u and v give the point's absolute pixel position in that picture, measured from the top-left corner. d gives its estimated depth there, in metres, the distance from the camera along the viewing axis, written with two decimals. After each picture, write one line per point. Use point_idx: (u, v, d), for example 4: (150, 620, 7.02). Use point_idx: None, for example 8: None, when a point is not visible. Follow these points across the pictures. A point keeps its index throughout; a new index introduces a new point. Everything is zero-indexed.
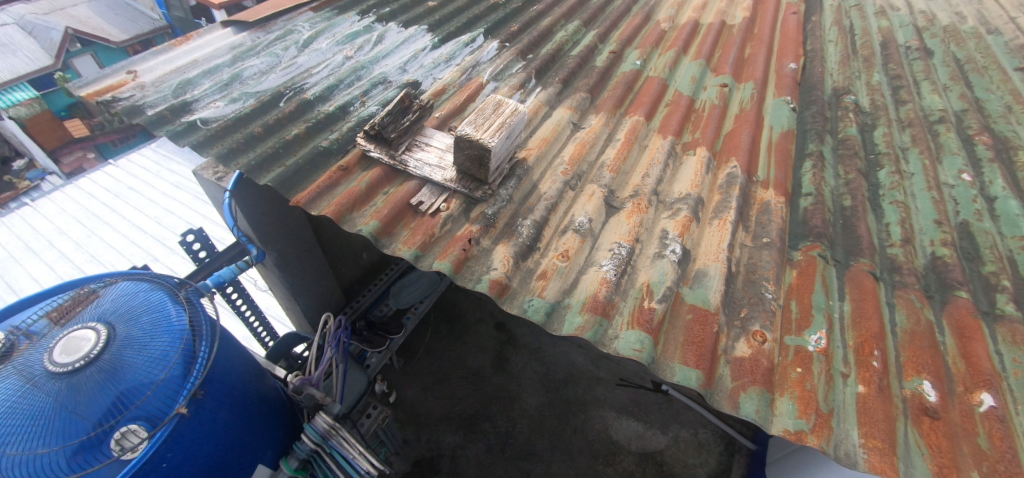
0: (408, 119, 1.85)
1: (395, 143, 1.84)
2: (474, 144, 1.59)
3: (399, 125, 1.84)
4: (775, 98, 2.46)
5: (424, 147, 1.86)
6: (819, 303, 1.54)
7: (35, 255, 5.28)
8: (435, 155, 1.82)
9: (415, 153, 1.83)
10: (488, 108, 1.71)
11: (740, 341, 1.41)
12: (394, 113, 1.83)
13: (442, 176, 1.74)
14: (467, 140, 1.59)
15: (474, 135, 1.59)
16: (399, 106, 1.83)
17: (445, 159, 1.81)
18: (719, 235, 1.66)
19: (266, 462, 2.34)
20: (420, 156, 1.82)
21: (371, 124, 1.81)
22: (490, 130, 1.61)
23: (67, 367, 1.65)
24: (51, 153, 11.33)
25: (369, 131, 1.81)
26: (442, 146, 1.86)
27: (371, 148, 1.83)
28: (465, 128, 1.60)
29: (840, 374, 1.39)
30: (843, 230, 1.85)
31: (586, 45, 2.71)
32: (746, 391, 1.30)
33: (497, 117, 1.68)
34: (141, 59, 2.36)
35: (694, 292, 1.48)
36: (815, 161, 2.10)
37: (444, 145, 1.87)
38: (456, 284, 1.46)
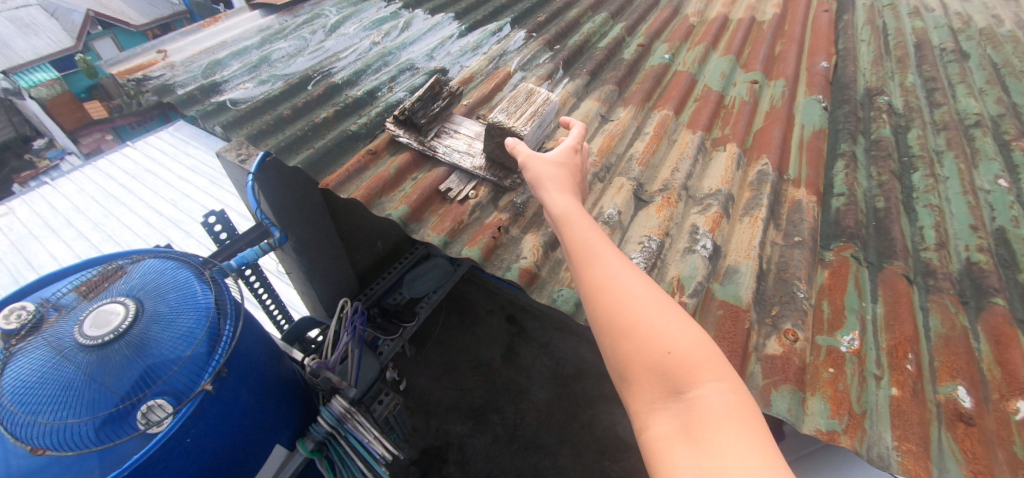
0: (438, 105, 1.84)
1: (425, 129, 1.83)
2: (506, 132, 1.59)
3: (430, 110, 1.83)
4: (806, 97, 2.41)
5: (454, 134, 1.85)
6: (852, 304, 1.51)
7: (56, 232, 5.38)
8: (464, 142, 1.82)
9: (444, 140, 1.83)
10: (520, 97, 1.73)
11: (771, 339, 1.40)
12: (424, 99, 1.82)
13: (471, 162, 1.73)
14: (500, 127, 1.58)
15: (506, 122, 1.59)
16: (430, 93, 1.83)
17: (474, 147, 1.80)
18: (751, 232, 1.64)
19: (284, 442, 2.36)
20: (448, 143, 1.81)
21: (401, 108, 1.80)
22: (522, 119, 1.63)
23: (97, 340, 1.68)
24: (71, 134, 11.56)
25: (399, 117, 1.81)
26: (472, 133, 1.85)
27: (400, 133, 1.82)
28: (497, 116, 1.60)
29: (872, 376, 1.37)
30: (876, 232, 1.81)
31: (614, 38, 2.67)
32: (778, 389, 1.28)
33: (529, 106, 1.70)
34: (171, 39, 2.38)
35: (724, 288, 1.47)
36: (848, 161, 2.06)
37: (473, 133, 1.86)
38: (485, 271, 1.45)
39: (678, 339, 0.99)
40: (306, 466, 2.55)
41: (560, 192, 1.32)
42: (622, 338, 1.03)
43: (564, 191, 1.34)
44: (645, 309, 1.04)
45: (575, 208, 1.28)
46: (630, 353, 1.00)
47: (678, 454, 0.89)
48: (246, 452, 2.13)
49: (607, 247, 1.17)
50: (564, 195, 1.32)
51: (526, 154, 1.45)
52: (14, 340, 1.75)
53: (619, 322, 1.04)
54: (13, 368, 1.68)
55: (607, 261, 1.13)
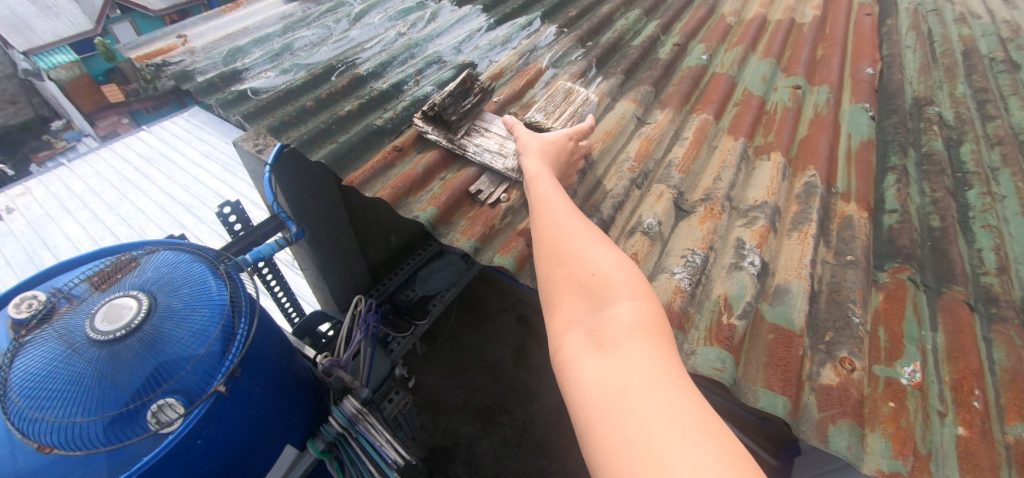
0: (469, 101, 1.75)
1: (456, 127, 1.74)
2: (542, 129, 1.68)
3: (460, 106, 1.72)
4: (852, 105, 2.28)
5: (488, 133, 1.74)
6: (911, 333, 1.39)
7: (70, 214, 5.37)
8: (496, 141, 1.71)
9: (475, 139, 1.72)
10: (558, 94, 1.80)
11: (826, 367, 1.29)
12: (455, 95, 1.72)
13: (503, 163, 1.62)
14: (537, 125, 1.68)
15: (543, 122, 1.68)
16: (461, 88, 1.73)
17: (506, 146, 1.68)
18: (801, 249, 1.53)
19: (294, 442, 2.30)
20: (480, 142, 1.71)
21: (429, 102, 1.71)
22: (560, 119, 1.69)
23: (109, 336, 1.61)
24: (89, 117, 11.64)
25: (429, 112, 1.71)
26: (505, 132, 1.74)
27: (429, 130, 1.73)
28: (535, 115, 1.70)
29: (936, 412, 1.26)
30: (932, 252, 1.69)
31: (649, 36, 2.56)
32: (835, 423, 1.18)
33: (567, 105, 1.76)
34: (192, 25, 2.31)
35: (775, 310, 1.37)
36: (900, 175, 1.94)
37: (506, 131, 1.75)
38: (518, 281, 1.36)
39: (606, 270, 1.08)
40: (315, 467, 2.48)
41: (537, 155, 1.47)
42: (557, 267, 1.14)
43: (542, 155, 1.47)
44: (579, 246, 1.15)
45: (545, 169, 1.43)
46: (562, 278, 1.11)
47: (583, 354, 0.95)
48: (257, 453, 2.07)
49: (559, 200, 1.31)
50: (540, 158, 1.46)
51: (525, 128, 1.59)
52: (22, 331, 1.70)
53: (558, 255, 1.16)
54: (21, 361, 1.62)
55: (555, 212, 1.27)
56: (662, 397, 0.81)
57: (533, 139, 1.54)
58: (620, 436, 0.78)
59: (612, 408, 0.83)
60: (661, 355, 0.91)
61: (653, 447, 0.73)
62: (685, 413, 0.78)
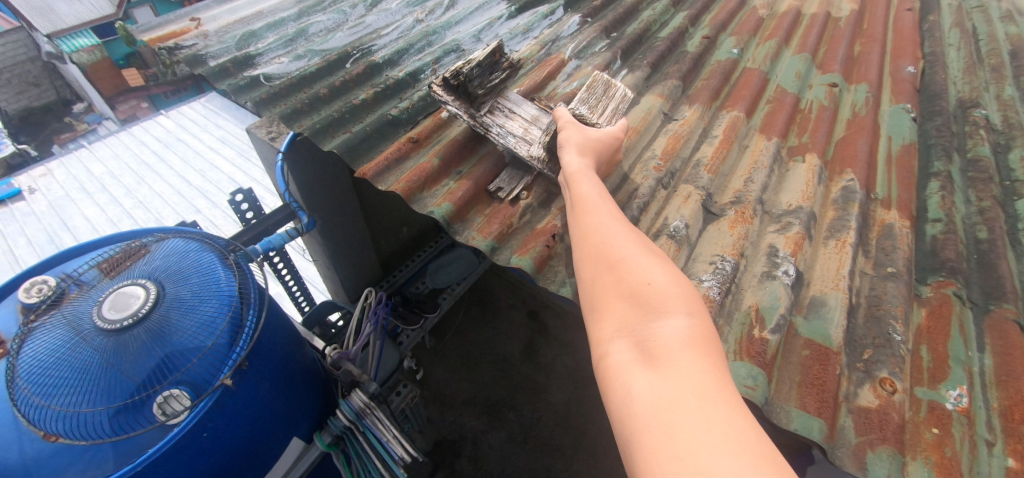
0: (497, 75, 1.61)
1: (478, 101, 1.60)
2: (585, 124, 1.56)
3: (488, 80, 1.59)
4: (893, 105, 2.15)
5: (511, 115, 1.63)
6: (958, 353, 1.30)
7: (89, 196, 5.43)
8: (520, 125, 1.60)
9: (497, 117, 1.60)
10: (597, 87, 1.68)
11: (864, 387, 1.21)
12: (483, 66, 1.57)
13: (529, 149, 1.52)
14: (581, 119, 1.56)
15: (588, 116, 1.56)
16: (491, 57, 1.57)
17: (531, 133, 1.59)
18: (838, 259, 1.43)
19: (301, 435, 2.27)
20: (502, 122, 1.59)
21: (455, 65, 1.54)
22: (604, 116, 1.59)
23: (115, 324, 1.59)
24: (109, 100, 11.79)
25: (452, 80, 1.54)
26: (529, 117, 1.64)
27: (450, 101, 1.58)
28: (579, 108, 1.57)
29: (984, 441, 1.17)
30: (979, 266, 1.58)
31: (676, 27, 2.44)
32: (874, 449, 1.09)
33: (608, 100, 1.65)
34: (206, 7, 2.26)
35: (810, 324, 1.28)
36: (944, 181, 1.82)
37: (530, 115, 1.64)
38: (537, 284, 1.29)
39: (657, 281, 1.00)
40: (321, 461, 2.46)
41: (578, 151, 1.40)
42: (602, 272, 1.06)
43: (582, 150, 1.40)
44: (626, 252, 1.07)
45: (588, 169, 1.36)
46: (608, 284, 1.04)
47: (630, 365, 0.87)
48: (263, 447, 2.04)
49: (603, 204, 1.23)
50: (581, 157, 1.39)
51: (568, 120, 1.49)
52: (32, 316, 1.69)
53: (604, 260, 1.08)
54: (28, 347, 1.61)
55: (600, 215, 1.19)
56: (715, 415, 0.74)
57: (575, 132, 1.45)
58: (667, 452, 0.72)
59: (660, 422, 0.76)
60: (713, 372, 0.83)
61: (707, 466, 0.66)
62: (744, 435, 0.71)
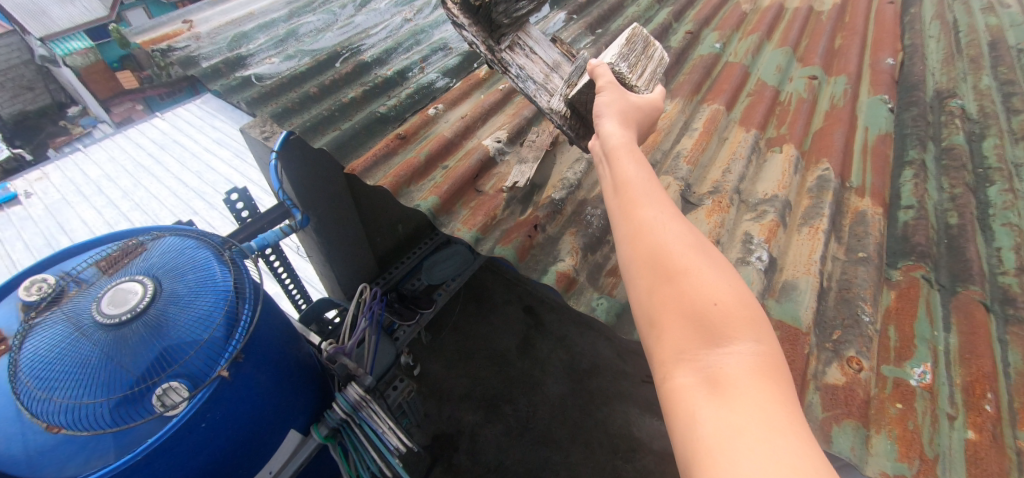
0: (525, 4, 1.46)
1: (500, 32, 1.48)
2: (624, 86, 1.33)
3: (514, 10, 1.44)
4: (871, 97, 2.20)
5: (532, 57, 1.53)
6: (923, 333, 1.35)
7: (85, 200, 5.46)
8: (540, 68, 1.52)
9: (517, 55, 1.50)
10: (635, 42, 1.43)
11: (833, 366, 1.26)
12: None
13: (548, 100, 1.44)
14: (621, 78, 1.31)
15: (629, 77, 1.32)
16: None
17: (551, 81, 1.51)
18: (811, 245, 1.49)
19: (298, 427, 2.32)
20: (522, 63, 1.49)
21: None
22: (644, 79, 1.37)
23: (114, 319, 1.65)
24: (104, 103, 11.77)
25: (477, 3, 1.39)
26: (550, 61, 1.57)
27: (470, 28, 1.44)
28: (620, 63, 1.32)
29: (946, 415, 1.22)
30: (948, 251, 1.64)
31: (660, 23, 2.49)
32: (840, 424, 1.15)
33: (647, 60, 1.43)
34: (197, 9, 2.30)
35: (782, 307, 1.34)
36: (918, 169, 1.87)
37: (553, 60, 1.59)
38: (519, 272, 1.35)
39: (723, 289, 0.79)
40: (319, 452, 2.51)
41: (619, 121, 1.16)
42: (653, 270, 0.85)
43: (624, 121, 1.16)
44: (683, 247, 0.85)
45: (632, 144, 1.10)
46: (665, 289, 0.82)
47: (696, 397, 0.70)
48: (261, 438, 2.10)
49: (653, 185, 0.98)
50: (624, 129, 1.14)
51: (608, 81, 1.25)
52: (33, 313, 1.73)
53: (657, 260, 0.85)
54: (30, 343, 1.66)
55: (649, 199, 0.95)
56: (793, 454, 0.60)
57: (615, 97, 1.21)
58: None
59: (722, 462, 0.62)
60: (787, 405, 0.67)
61: None
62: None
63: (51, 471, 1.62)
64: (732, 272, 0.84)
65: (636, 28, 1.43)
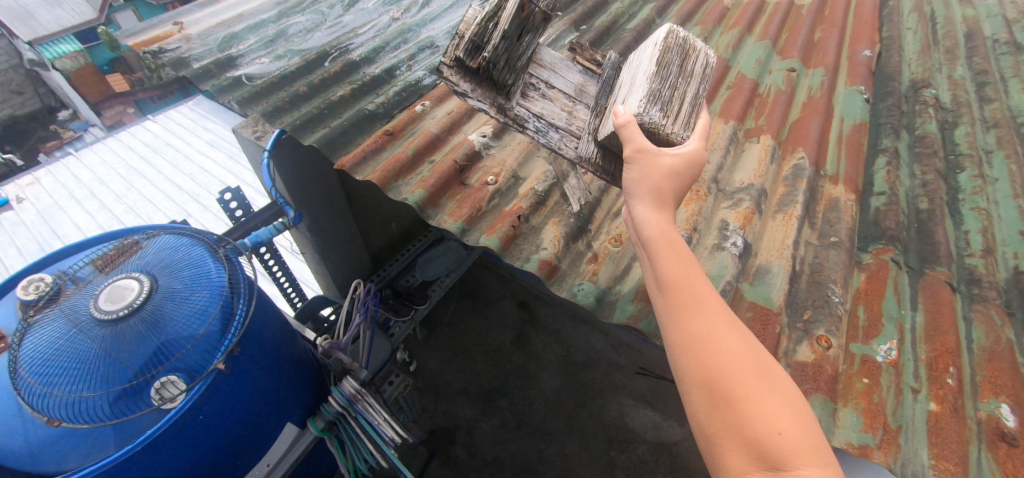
0: (529, 38, 1.14)
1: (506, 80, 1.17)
2: (658, 136, 1.15)
3: (517, 51, 1.12)
4: (848, 88, 2.27)
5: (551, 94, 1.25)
6: (891, 312, 1.42)
7: (78, 204, 5.46)
8: (561, 107, 1.27)
9: (532, 102, 1.21)
10: (671, 55, 1.19)
11: (803, 344, 1.33)
12: (512, 30, 1.09)
13: (575, 149, 1.25)
14: (654, 130, 1.13)
15: (663, 125, 1.13)
16: (521, 15, 1.07)
17: (576, 118, 1.27)
18: (784, 231, 1.55)
19: (295, 421, 2.37)
20: (541, 108, 1.22)
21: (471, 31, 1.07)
22: (679, 117, 1.19)
23: (111, 315, 1.69)
24: (94, 106, 11.71)
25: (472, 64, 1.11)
26: (570, 89, 1.31)
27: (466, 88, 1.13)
28: (654, 112, 1.12)
29: (910, 389, 1.29)
30: (918, 234, 1.71)
31: (643, 19, 2.54)
32: (808, 398, 1.22)
33: (684, 80, 1.22)
34: (188, 11, 2.34)
35: (755, 289, 1.40)
36: (890, 157, 1.94)
37: (573, 83, 1.33)
38: (503, 261, 1.40)
39: (788, 418, 0.77)
40: (317, 445, 2.56)
41: (652, 202, 1.05)
42: (710, 397, 0.82)
43: (658, 204, 1.05)
44: (742, 368, 0.82)
45: (670, 231, 1.02)
46: (724, 418, 0.79)
47: None
48: (258, 431, 2.15)
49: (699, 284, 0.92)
50: (657, 211, 1.04)
51: (638, 148, 1.07)
52: (31, 311, 1.77)
53: (714, 384, 0.82)
54: (29, 340, 1.70)
55: (699, 305, 0.90)
56: None
57: (645, 171, 1.05)
58: None
59: None
60: None
61: None
62: None
63: (54, 463, 1.67)
64: (794, 392, 0.81)
65: (671, 34, 1.17)
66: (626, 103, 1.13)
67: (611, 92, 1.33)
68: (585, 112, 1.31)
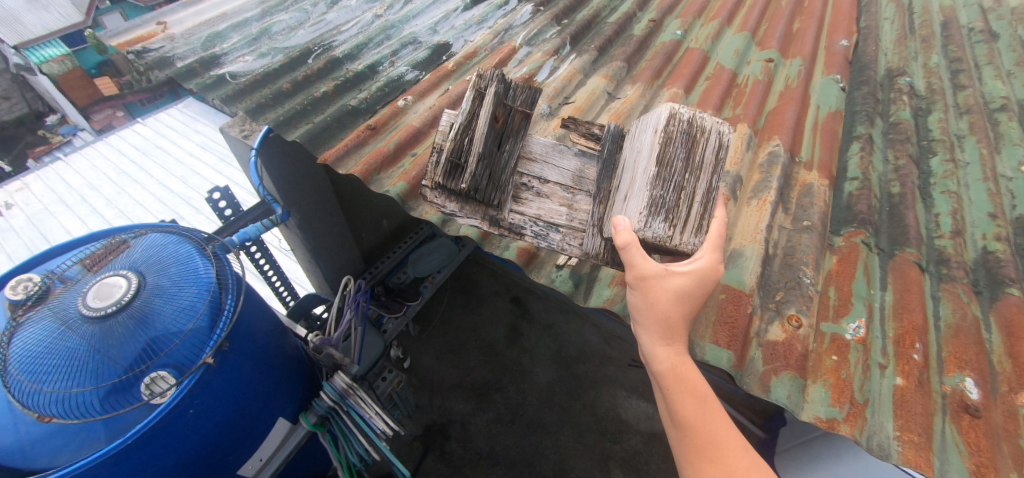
0: (509, 148, 1.26)
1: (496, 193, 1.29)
2: (664, 247, 1.20)
3: (500, 164, 1.25)
4: (824, 77, 2.31)
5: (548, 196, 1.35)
6: (860, 292, 1.47)
7: (67, 208, 5.43)
8: (558, 202, 1.35)
9: (527, 205, 1.33)
10: (674, 147, 1.18)
11: (774, 324, 1.37)
12: (489, 152, 1.22)
13: (579, 245, 1.33)
14: (659, 243, 1.18)
15: (667, 236, 1.18)
16: (493, 129, 1.21)
17: (576, 214, 1.35)
18: (758, 216, 1.60)
19: (287, 416, 2.40)
20: (537, 210, 1.33)
21: (448, 152, 1.19)
22: (689, 221, 1.21)
23: (100, 312, 1.71)
24: (83, 110, 11.62)
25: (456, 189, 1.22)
26: (566, 178, 1.38)
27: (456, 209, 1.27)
28: (657, 227, 1.16)
29: (877, 365, 1.33)
30: (889, 218, 1.75)
31: (625, 12, 2.57)
32: (778, 375, 1.26)
33: (693, 171, 1.21)
34: (171, 11, 2.35)
35: (728, 272, 1.44)
36: (864, 143, 1.99)
37: (571, 171, 1.39)
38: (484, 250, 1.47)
39: None
40: (310, 439, 2.59)
41: (662, 338, 1.21)
42: None
43: (667, 336, 1.21)
44: None
45: (679, 366, 1.21)
46: None
47: None
48: (250, 426, 2.18)
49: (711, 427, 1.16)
50: (668, 346, 1.21)
51: (639, 274, 1.16)
52: (20, 311, 1.79)
53: None
54: (17, 339, 1.72)
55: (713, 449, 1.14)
56: None
57: (645, 296, 1.17)
58: None
59: None
60: None
61: None
62: None
63: (45, 459, 1.70)
64: None
65: (671, 119, 1.16)
66: (626, 212, 1.19)
67: (612, 175, 1.37)
68: (586, 201, 1.38)
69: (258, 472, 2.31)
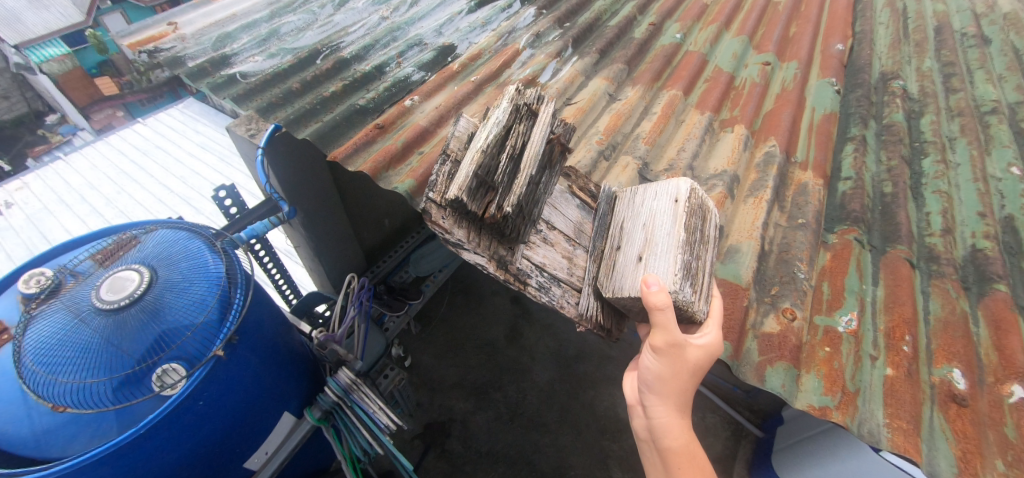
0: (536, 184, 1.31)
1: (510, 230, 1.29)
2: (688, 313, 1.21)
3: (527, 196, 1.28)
4: (819, 80, 2.37)
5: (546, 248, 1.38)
6: (852, 287, 1.52)
7: (68, 208, 5.45)
8: (559, 252, 1.41)
9: (533, 251, 1.34)
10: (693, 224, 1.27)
11: (770, 317, 1.42)
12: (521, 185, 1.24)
13: (576, 304, 1.35)
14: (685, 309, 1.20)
15: (692, 302, 1.21)
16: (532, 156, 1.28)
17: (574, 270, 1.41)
18: (754, 213, 1.65)
19: (292, 410, 2.44)
20: (542, 257, 1.36)
21: (481, 169, 1.17)
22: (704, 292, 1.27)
23: (113, 304, 1.76)
24: (83, 110, 11.63)
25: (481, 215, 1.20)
26: (567, 230, 1.46)
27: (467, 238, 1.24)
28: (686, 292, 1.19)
29: (868, 356, 1.38)
30: (881, 216, 1.81)
31: (625, 16, 2.63)
32: (773, 365, 1.31)
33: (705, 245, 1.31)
34: (182, 12, 2.40)
35: (725, 267, 1.50)
36: (858, 144, 2.05)
37: (572, 224, 1.49)
38: None
39: None
40: (314, 434, 2.63)
41: (675, 413, 1.35)
42: None
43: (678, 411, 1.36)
44: None
45: (688, 443, 1.36)
46: None
47: None
48: (256, 418, 2.22)
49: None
50: (680, 421, 1.37)
51: (668, 342, 1.20)
52: (34, 304, 1.83)
53: None
54: (32, 331, 1.76)
55: None
56: None
57: (672, 366, 1.25)
58: None
59: None
60: None
61: None
62: None
63: (58, 449, 1.74)
64: None
65: (693, 195, 1.28)
66: (655, 271, 1.20)
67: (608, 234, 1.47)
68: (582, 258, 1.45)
69: (263, 465, 2.36)
